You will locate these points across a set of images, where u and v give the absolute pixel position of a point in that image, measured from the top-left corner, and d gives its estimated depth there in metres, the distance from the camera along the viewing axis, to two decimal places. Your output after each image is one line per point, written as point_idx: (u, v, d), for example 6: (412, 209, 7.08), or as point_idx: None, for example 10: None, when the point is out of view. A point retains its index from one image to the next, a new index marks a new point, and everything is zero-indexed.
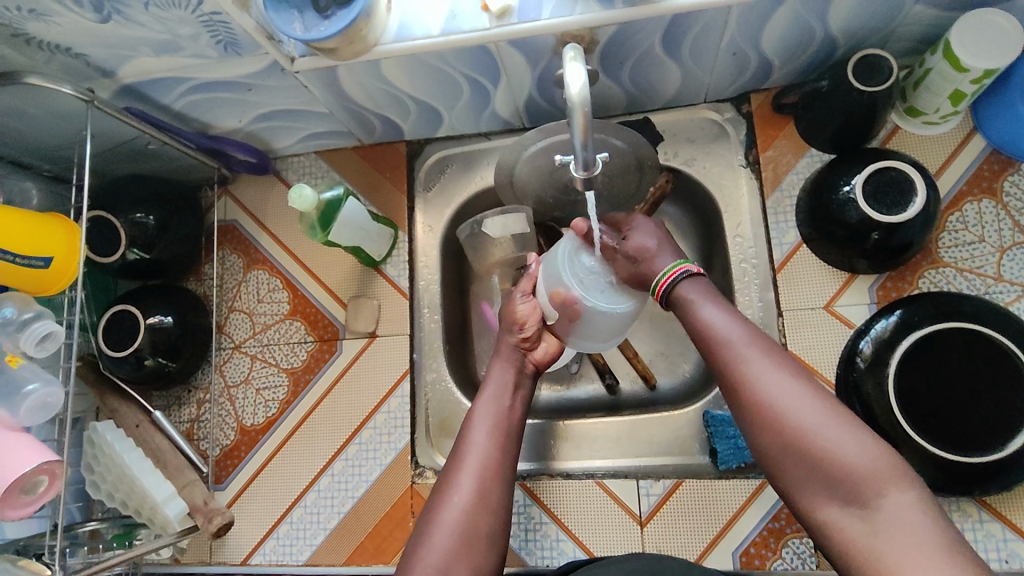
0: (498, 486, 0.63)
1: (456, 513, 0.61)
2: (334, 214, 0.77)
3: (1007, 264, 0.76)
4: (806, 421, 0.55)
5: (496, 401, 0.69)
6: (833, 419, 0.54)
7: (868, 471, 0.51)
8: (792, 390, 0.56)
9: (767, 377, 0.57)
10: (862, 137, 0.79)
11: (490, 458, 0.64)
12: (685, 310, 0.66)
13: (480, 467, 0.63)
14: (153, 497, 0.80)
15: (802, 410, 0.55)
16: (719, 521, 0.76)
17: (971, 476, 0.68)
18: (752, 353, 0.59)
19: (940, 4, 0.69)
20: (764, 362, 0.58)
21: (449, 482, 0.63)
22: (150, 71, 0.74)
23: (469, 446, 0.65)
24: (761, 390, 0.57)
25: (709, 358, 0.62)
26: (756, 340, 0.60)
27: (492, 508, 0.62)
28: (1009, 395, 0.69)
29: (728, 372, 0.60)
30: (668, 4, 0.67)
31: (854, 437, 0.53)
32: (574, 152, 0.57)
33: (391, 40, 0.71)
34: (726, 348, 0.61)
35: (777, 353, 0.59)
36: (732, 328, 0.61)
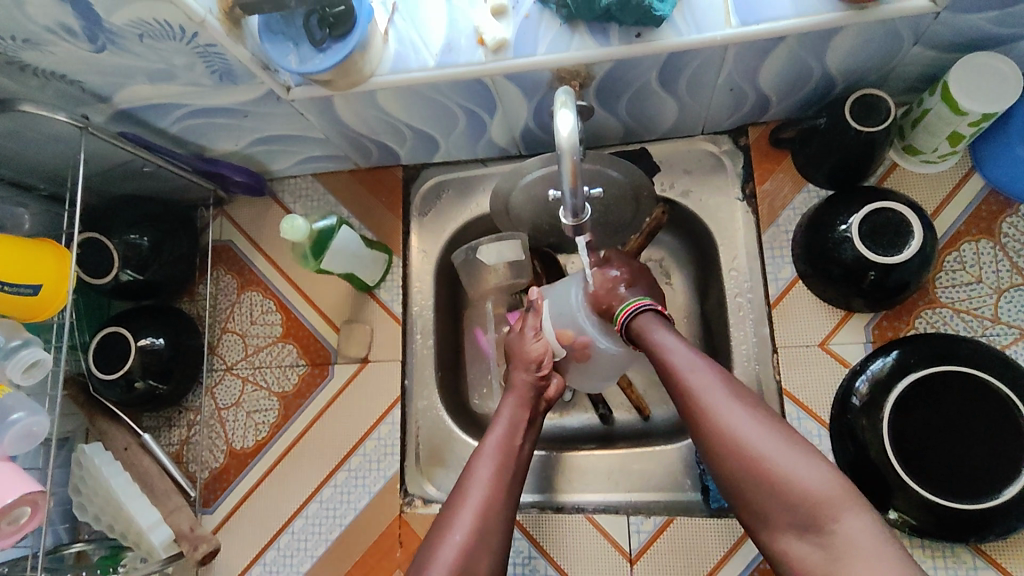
0: (495, 525, 0.60)
1: (453, 549, 0.57)
2: (327, 241, 0.77)
3: (1004, 306, 0.75)
4: (762, 449, 0.54)
5: (501, 437, 0.67)
6: (790, 447, 0.54)
7: (825, 496, 0.51)
8: (745, 417, 0.56)
9: (723, 404, 0.57)
10: (860, 175, 0.78)
11: (490, 493, 0.62)
12: (644, 341, 0.66)
13: (481, 501, 0.61)
14: (139, 524, 0.79)
15: (759, 439, 0.55)
16: (709, 561, 0.75)
17: (966, 523, 0.67)
18: (705, 382, 0.59)
19: (939, 46, 0.68)
20: (718, 390, 0.58)
21: (449, 516, 0.60)
22: (146, 97, 0.74)
23: (471, 478, 0.63)
24: (716, 417, 0.57)
25: (669, 389, 0.62)
26: (709, 367, 0.60)
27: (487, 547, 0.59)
28: (1004, 440, 0.69)
29: (686, 402, 0.60)
30: (664, 42, 0.67)
31: (809, 464, 0.53)
32: (563, 198, 0.56)
33: (387, 71, 0.72)
34: (679, 378, 0.60)
35: (732, 383, 0.59)
36: (686, 355, 0.61)
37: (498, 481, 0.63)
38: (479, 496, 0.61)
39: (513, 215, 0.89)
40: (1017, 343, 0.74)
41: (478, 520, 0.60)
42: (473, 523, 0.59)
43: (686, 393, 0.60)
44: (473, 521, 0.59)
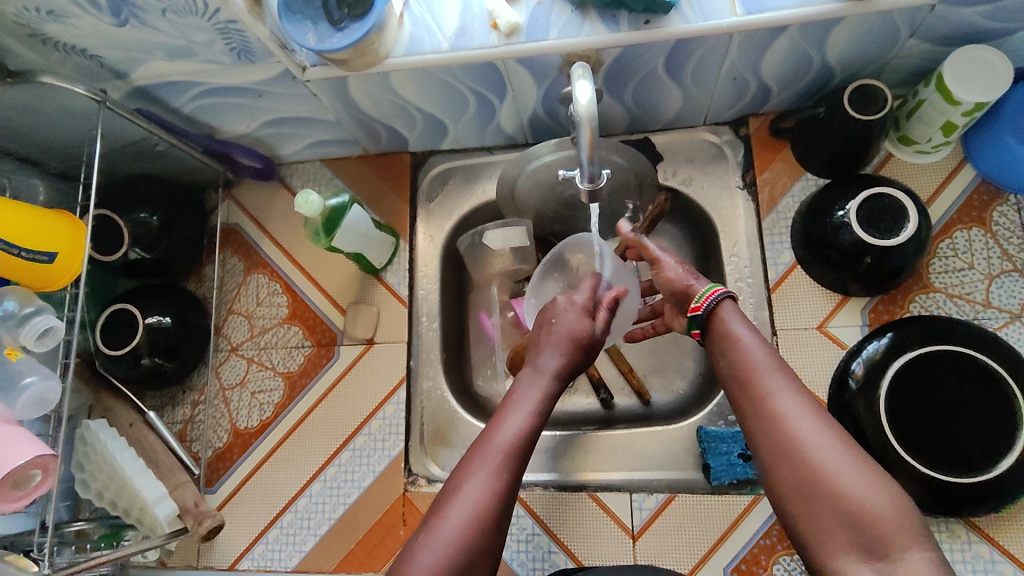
0: (506, 496, 0.59)
1: (466, 514, 0.57)
2: (339, 219, 0.78)
3: (995, 291, 0.77)
4: (834, 469, 0.53)
5: (530, 409, 0.65)
6: (863, 470, 0.53)
7: (889, 521, 0.50)
8: (818, 436, 0.55)
9: (797, 419, 0.56)
10: (857, 164, 0.81)
11: (508, 460, 0.60)
12: (716, 334, 0.65)
13: (497, 467, 0.59)
14: (143, 498, 0.79)
15: (831, 459, 0.54)
16: (710, 537, 0.77)
17: (961, 497, 0.70)
18: (779, 390, 0.59)
19: (935, 38, 0.71)
20: (793, 400, 0.58)
21: (461, 480, 0.59)
22: (164, 74, 0.75)
23: (490, 441, 0.61)
24: (789, 428, 0.56)
25: (737, 393, 0.62)
26: (783, 374, 0.60)
27: (497, 523, 0.58)
28: (996, 416, 0.71)
29: (757, 407, 0.59)
30: (672, 29, 0.69)
31: (877, 488, 0.52)
32: (580, 166, 0.58)
33: (402, 53, 0.73)
34: (752, 382, 0.60)
35: (805, 393, 0.58)
36: (760, 357, 0.61)
37: (516, 451, 0.61)
38: (493, 461, 0.60)
39: (519, 201, 0.92)
40: (1008, 327, 0.76)
41: (491, 486, 0.58)
42: (485, 490, 0.58)
43: (758, 399, 0.59)
44: (486, 487, 0.58)
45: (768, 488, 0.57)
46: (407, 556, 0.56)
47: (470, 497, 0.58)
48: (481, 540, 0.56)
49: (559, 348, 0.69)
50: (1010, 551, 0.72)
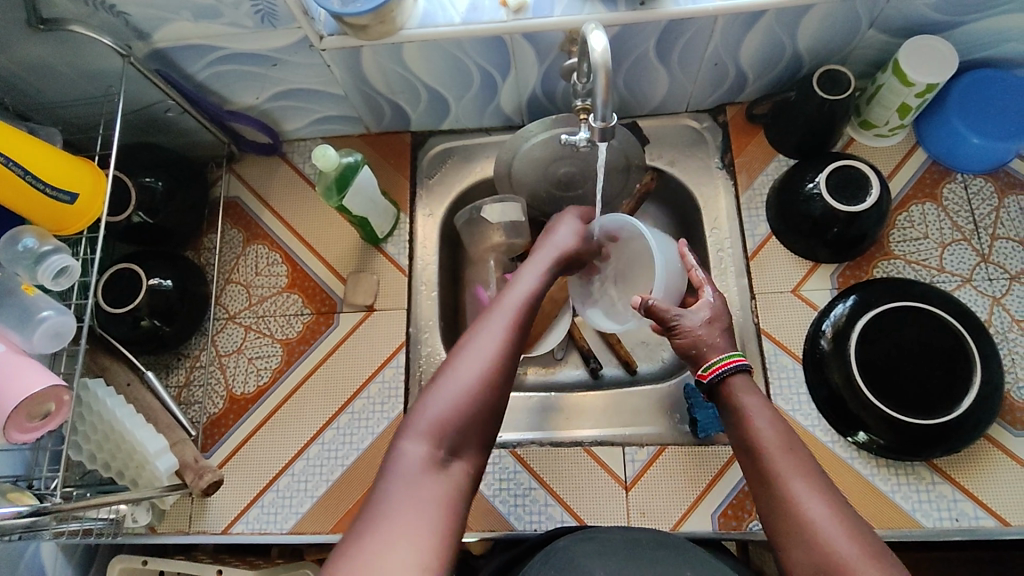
0: (520, 347, 0.62)
1: (481, 357, 0.58)
2: (351, 179, 0.82)
3: (948, 258, 0.86)
4: (841, 552, 0.53)
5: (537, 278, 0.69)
6: (872, 556, 0.52)
7: None
8: (827, 518, 0.55)
9: (808, 502, 0.56)
10: (825, 144, 0.90)
11: (522, 313, 0.64)
12: (730, 406, 0.66)
13: (512, 318, 0.62)
14: (145, 450, 0.79)
15: (840, 542, 0.53)
16: (698, 486, 0.81)
17: (926, 437, 0.76)
18: (790, 471, 0.59)
19: (890, 30, 0.81)
20: (803, 483, 0.58)
21: (473, 333, 0.61)
22: (186, 37, 0.78)
23: (505, 300, 0.65)
24: (800, 511, 0.56)
25: (751, 469, 0.62)
26: (793, 454, 0.60)
27: (510, 370, 0.59)
28: (954, 363, 0.78)
29: (768, 485, 0.59)
30: (665, 10, 0.77)
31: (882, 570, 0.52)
32: (593, 108, 0.63)
33: (416, 25, 0.79)
34: (764, 461, 0.60)
35: (817, 474, 0.59)
36: (770, 436, 0.61)
37: (530, 304, 0.65)
38: (508, 311, 0.63)
39: (516, 178, 0.97)
40: (961, 288, 0.85)
41: (508, 335, 0.61)
42: (498, 341, 0.60)
43: (769, 477, 0.59)
44: (500, 337, 0.60)
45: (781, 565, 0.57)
46: (408, 421, 0.56)
47: (487, 341, 0.60)
48: (496, 383, 0.58)
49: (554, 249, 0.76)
50: (971, 491, 0.78)
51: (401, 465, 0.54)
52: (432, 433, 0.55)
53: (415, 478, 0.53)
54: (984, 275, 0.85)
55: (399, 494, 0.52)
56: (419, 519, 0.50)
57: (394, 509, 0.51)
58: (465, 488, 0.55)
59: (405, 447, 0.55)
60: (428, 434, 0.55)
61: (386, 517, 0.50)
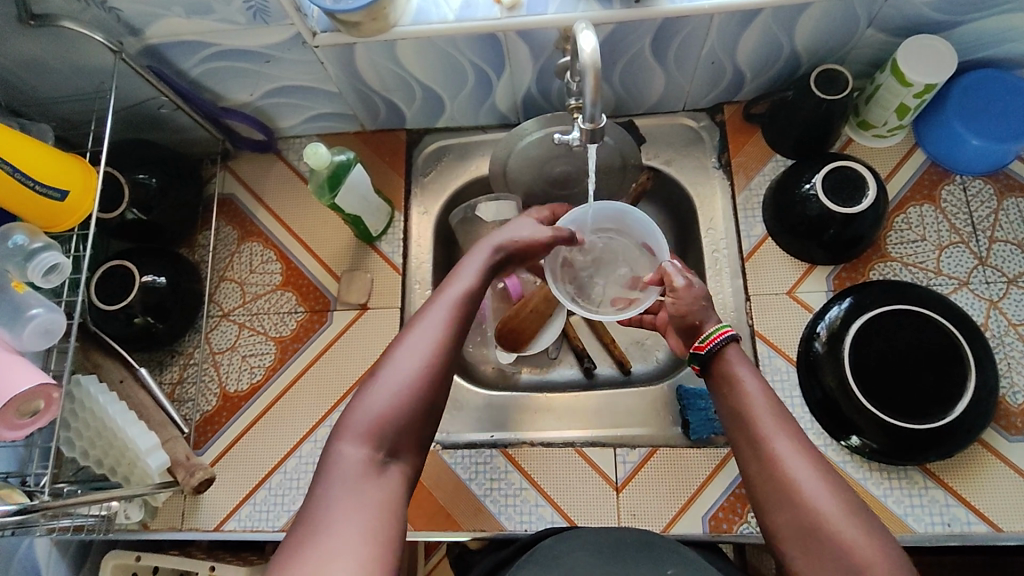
0: (457, 346, 0.59)
1: (414, 357, 0.57)
2: (343, 176, 0.81)
3: (945, 260, 0.85)
4: (828, 512, 0.54)
5: (481, 269, 0.65)
6: (852, 514, 0.54)
7: (877, 565, 0.51)
8: (815, 478, 0.56)
9: (794, 463, 0.57)
10: (822, 145, 0.89)
11: (459, 311, 0.61)
12: (720, 370, 0.65)
13: (449, 317, 0.60)
14: (136, 447, 0.79)
15: (829, 504, 0.55)
16: (690, 488, 0.81)
17: (918, 441, 0.75)
18: (776, 433, 0.59)
19: (888, 29, 0.80)
20: (789, 444, 0.58)
21: (408, 333, 0.59)
22: (177, 33, 0.78)
23: (443, 296, 0.61)
24: (787, 472, 0.57)
25: (735, 434, 0.62)
26: (779, 416, 0.61)
27: (445, 371, 0.58)
28: (949, 367, 0.77)
29: (754, 448, 0.60)
30: (659, 8, 0.76)
31: (869, 534, 0.53)
32: (582, 108, 0.63)
33: (409, 22, 0.78)
34: (750, 423, 0.61)
35: (800, 434, 0.60)
36: (760, 399, 0.62)
37: (469, 300, 0.62)
38: (444, 310, 0.60)
39: (511, 177, 0.97)
40: (958, 291, 0.84)
41: (443, 334, 0.58)
42: (432, 342, 0.58)
43: (756, 441, 0.60)
44: (435, 338, 0.58)
45: (763, 523, 0.58)
46: (342, 423, 0.55)
47: (422, 341, 0.58)
48: (430, 387, 0.57)
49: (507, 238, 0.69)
50: (964, 496, 0.77)
51: (340, 468, 0.53)
52: (369, 436, 0.54)
53: (356, 479, 0.52)
54: (982, 277, 0.84)
55: (346, 492, 0.51)
56: (366, 514, 0.50)
57: (342, 505, 0.51)
58: (405, 488, 0.54)
59: (341, 450, 0.53)
60: (363, 436, 0.54)
61: (339, 508, 0.50)
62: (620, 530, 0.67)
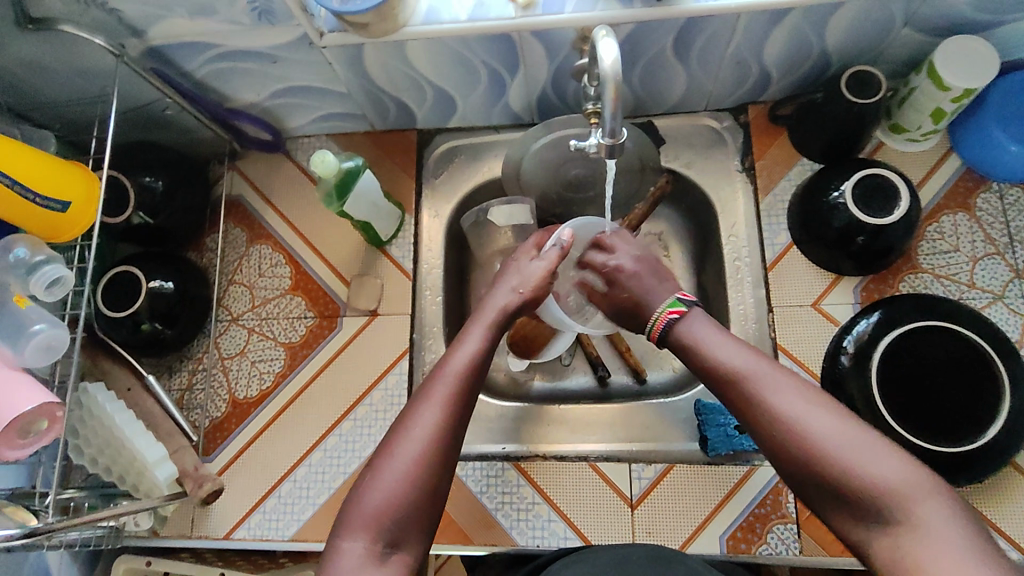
0: (459, 428, 0.58)
1: (414, 447, 0.55)
2: (351, 184, 0.78)
3: (979, 273, 0.82)
4: (821, 436, 0.51)
5: (481, 344, 0.64)
6: (849, 432, 0.51)
7: (891, 485, 0.48)
8: (801, 402, 0.53)
9: (774, 402, 0.54)
10: (851, 150, 0.85)
11: (460, 392, 0.59)
12: (682, 340, 0.64)
13: (450, 399, 0.58)
14: (143, 458, 0.79)
15: (822, 425, 0.51)
16: (708, 505, 0.79)
17: (948, 467, 0.72)
18: (750, 378, 0.56)
19: (926, 29, 0.76)
20: (767, 383, 0.55)
21: (409, 418, 0.57)
22: (181, 34, 0.75)
23: (441, 377, 0.60)
24: (771, 412, 0.54)
25: (714, 383, 0.60)
26: (747, 359, 0.58)
27: (447, 457, 0.56)
28: (983, 388, 0.74)
29: (736, 397, 0.57)
30: (682, 7, 0.71)
31: (872, 448, 0.50)
32: (601, 121, 0.59)
33: (419, 23, 0.75)
34: (725, 375, 0.58)
35: (774, 368, 0.56)
36: (725, 349, 0.59)
37: (470, 376, 0.60)
38: (444, 392, 0.58)
39: (525, 180, 0.94)
40: (992, 306, 0.80)
41: (445, 419, 0.57)
42: (432, 429, 0.56)
43: (736, 390, 0.57)
44: (435, 424, 0.57)
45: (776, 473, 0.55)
46: (345, 514, 0.54)
47: (423, 427, 0.56)
48: (432, 474, 0.55)
49: (512, 286, 0.72)
50: (992, 521, 0.75)
51: (340, 564, 0.52)
52: (370, 527, 0.53)
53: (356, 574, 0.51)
54: (1018, 292, 0.80)
55: None
56: None
57: None
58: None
59: (344, 542, 0.53)
60: (365, 529, 0.53)
61: None
62: (632, 546, 0.64)
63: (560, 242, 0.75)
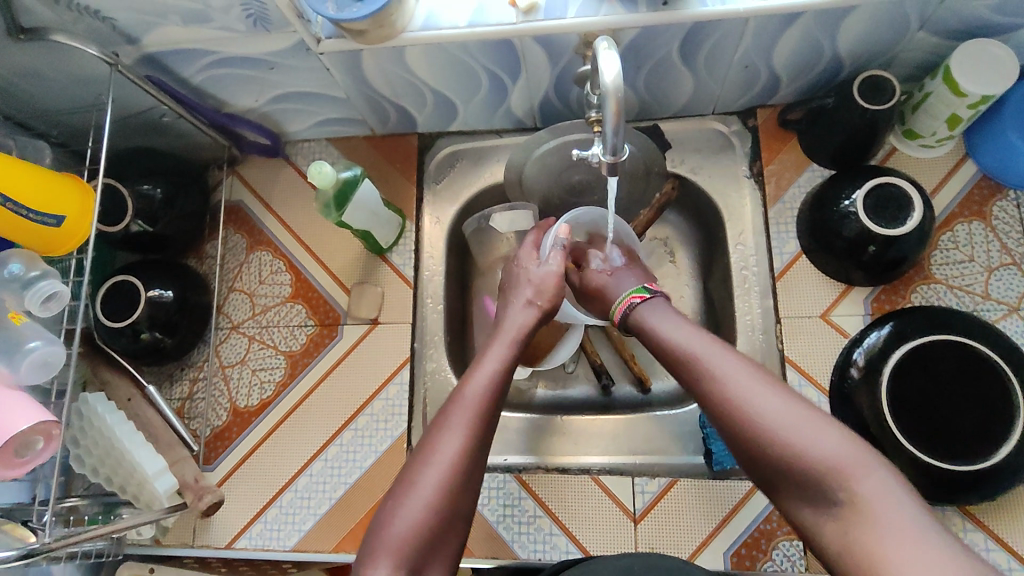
0: (481, 453, 0.58)
1: (439, 472, 0.55)
2: (350, 194, 0.77)
3: (994, 284, 0.80)
4: (763, 410, 0.53)
5: (501, 366, 0.64)
6: (792, 406, 0.52)
7: (830, 457, 0.49)
8: (748, 381, 0.55)
9: (722, 378, 0.56)
10: (863, 156, 0.83)
11: (480, 415, 0.59)
12: (642, 324, 0.67)
13: (472, 423, 0.58)
14: (143, 471, 0.78)
15: (765, 404, 0.53)
16: (713, 521, 0.78)
17: (959, 484, 0.71)
18: (704, 358, 0.58)
19: (942, 32, 0.73)
20: (718, 362, 0.57)
21: (432, 445, 0.57)
22: (176, 41, 0.73)
23: (462, 402, 0.60)
24: (718, 387, 0.56)
25: (670, 367, 0.62)
26: (698, 340, 0.60)
27: (470, 480, 0.57)
28: (996, 403, 0.72)
29: (690, 377, 0.59)
30: (689, 12, 0.69)
31: (812, 426, 0.51)
32: (603, 136, 0.57)
33: (418, 28, 0.72)
34: (678, 355, 0.60)
35: (725, 349, 0.59)
36: (679, 331, 0.62)
37: (489, 399, 0.61)
38: (467, 416, 0.59)
39: (527, 186, 0.92)
40: (1006, 318, 0.78)
41: (467, 443, 0.57)
42: (458, 454, 0.57)
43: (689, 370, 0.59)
44: (460, 448, 0.57)
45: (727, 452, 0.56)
46: (371, 543, 0.54)
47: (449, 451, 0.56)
48: (454, 498, 0.55)
49: (527, 298, 0.73)
50: (1004, 540, 0.74)
51: None
52: (396, 555, 0.52)
53: None
54: None
55: None
56: None
57: None
58: None
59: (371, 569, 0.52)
60: (391, 556, 0.52)
61: None
62: (639, 557, 0.62)
63: (559, 241, 0.77)
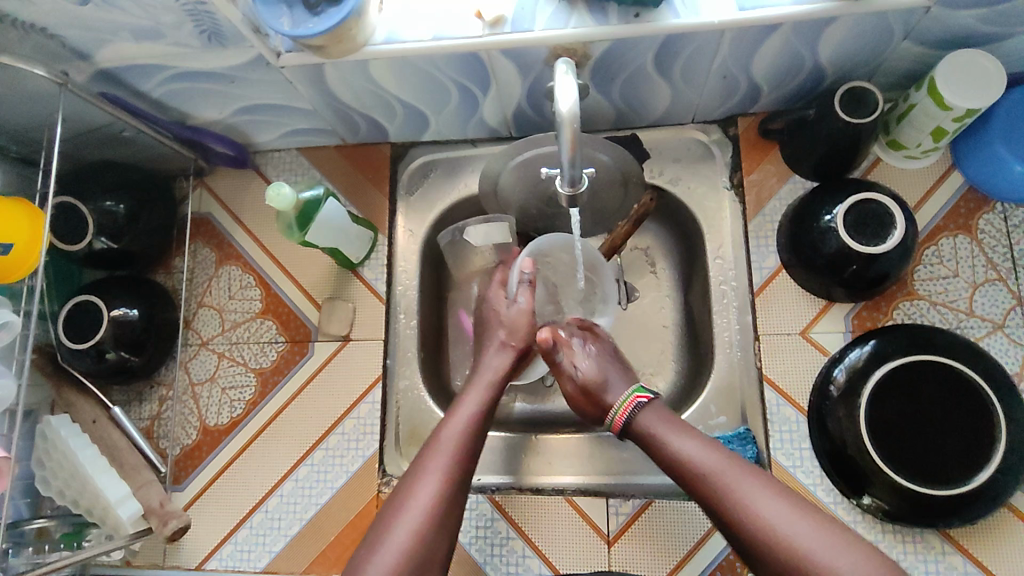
0: (456, 501, 0.61)
1: (414, 518, 0.58)
2: (313, 214, 0.76)
3: (979, 300, 0.78)
4: (801, 537, 0.55)
5: (475, 415, 0.68)
6: (826, 534, 0.55)
7: None
8: (783, 510, 0.57)
9: (760, 504, 0.58)
10: (845, 167, 0.80)
11: (457, 460, 0.63)
12: (652, 438, 0.68)
13: (448, 469, 0.62)
14: (107, 498, 0.77)
15: (800, 531, 0.55)
16: (687, 543, 0.77)
17: (937, 509, 0.69)
18: (736, 481, 0.60)
19: (926, 43, 0.70)
20: (753, 487, 0.59)
21: (410, 486, 0.61)
22: (129, 57, 0.71)
23: (439, 448, 0.63)
24: (754, 513, 0.58)
25: (690, 487, 0.63)
26: (728, 460, 0.62)
27: (446, 526, 0.60)
28: (977, 426, 0.70)
29: (718, 499, 0.60)
30: (662, 24, 0.66)
31: (849, 554, 0.53)
32: (560, 168, 0.58)
33: (380, 42, 0.70)
34: (707, 477, 0.62)
35: (753, 471, 0.61)
36: (703, 451, 0.64)
37: (464, 446, 0.64)
38: (443, 463, 0.62)
39: (502, 197, 0.89)
40: (990, 336, 0.76)
41: (442, 490, 0.60)
42: (434, 503, 0.60)
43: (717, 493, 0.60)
44: (435, 496, 0.60)
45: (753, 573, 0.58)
46: None
47: (423, 498, 0.60)
48: (433, 542, 0.58)
49: (502, 340, 0.76)
50: (984, 563, 0.72)
51: None
52: None
53: None
54: (1018, 320, 0.77)
55: None
56: None
57: None
58: None
59: None
60: None
61: None
62: None
63: (523, 273, 0.78)
